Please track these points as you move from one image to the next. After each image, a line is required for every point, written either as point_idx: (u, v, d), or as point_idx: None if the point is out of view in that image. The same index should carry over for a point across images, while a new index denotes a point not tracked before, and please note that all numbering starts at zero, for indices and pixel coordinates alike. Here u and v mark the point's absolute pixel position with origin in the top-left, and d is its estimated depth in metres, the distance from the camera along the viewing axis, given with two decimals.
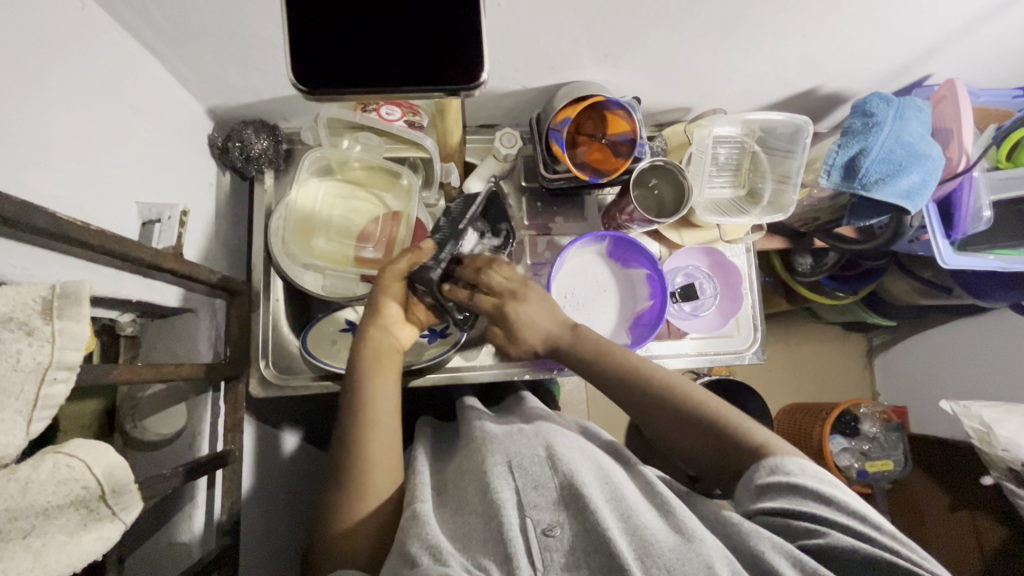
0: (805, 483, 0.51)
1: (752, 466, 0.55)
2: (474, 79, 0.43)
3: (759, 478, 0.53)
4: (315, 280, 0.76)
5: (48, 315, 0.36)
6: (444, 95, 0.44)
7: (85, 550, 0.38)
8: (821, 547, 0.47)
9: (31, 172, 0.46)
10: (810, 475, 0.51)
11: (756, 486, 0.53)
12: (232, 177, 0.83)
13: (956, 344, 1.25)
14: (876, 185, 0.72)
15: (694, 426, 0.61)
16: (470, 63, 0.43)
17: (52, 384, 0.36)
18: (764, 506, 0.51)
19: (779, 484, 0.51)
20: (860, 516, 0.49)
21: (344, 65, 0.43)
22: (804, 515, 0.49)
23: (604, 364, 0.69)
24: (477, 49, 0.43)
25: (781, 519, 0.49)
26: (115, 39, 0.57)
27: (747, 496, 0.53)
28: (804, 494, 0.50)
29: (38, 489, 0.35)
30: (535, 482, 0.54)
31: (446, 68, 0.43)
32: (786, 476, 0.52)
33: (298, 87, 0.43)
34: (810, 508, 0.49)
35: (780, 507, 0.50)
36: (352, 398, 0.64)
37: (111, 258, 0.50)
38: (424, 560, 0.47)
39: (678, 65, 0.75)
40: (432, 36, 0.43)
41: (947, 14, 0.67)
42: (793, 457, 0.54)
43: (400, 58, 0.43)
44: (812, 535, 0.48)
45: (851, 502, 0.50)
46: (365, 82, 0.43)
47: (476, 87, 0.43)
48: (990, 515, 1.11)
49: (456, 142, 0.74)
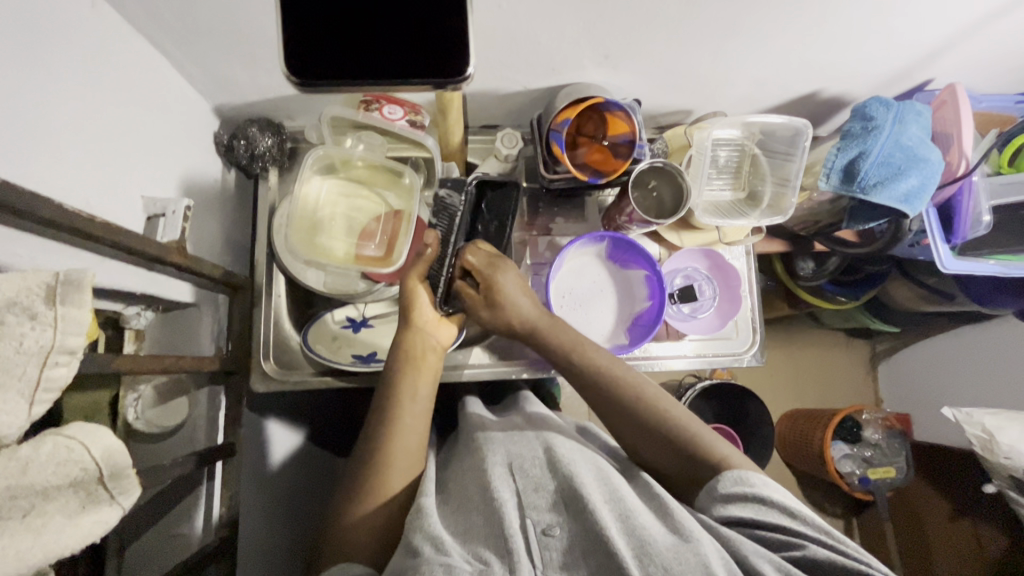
0: (771, 495, 0.53)
1: (715, 477, 0.56)
2: (461, 74, 0.44)
3: (724, 488, 0.54)
4: (317, 276, 0.78)
5: (52, 301, 0.37)
6: (433, 88, 0.45)
7: (83, 531, 0.39)
8: (797, 558, 0.49)
9: (39, 166, 0.47)
10: (773, 489, 0.54)
11: (722, 495, 0.54)
12: (236, 175, 0.84)
13: (960, 350, 1.25)
14: (874, 188, 0.72)
15: (666, 439, 0.61)
16: (458, 55, 0.44)
17: (54, 367, 0.37)
18: (732, 515, 0.52)
19: (746, 496, 0.53)
20: (827, 529, 0.51)
21: (339, 57, 0.44)
22: (776, 527, 0.51)
23: (583, 373, 0.67)
24: (465, 41, 0.43)
25: (753, 530, 0.51)
26: (124, 37, 0.59)
27: (710, 505, 0.55)
28: (771, 506, 0.52)
29: (38, 469, 0.36)
30: (534, 483, 0.55)
31: (436, 62, 0.44)
32: (752, 489, 0.53)
33: (289, 78, 0.44)
34: (779, 519, 0.51)
35: (750, 517, 0.52)
36: (382, 400, 0.65)
37: (116, 249, 0.51)
38: (426, 551, 0.48)
39: (679, 67, 0.75)
40: (422, 34, 0.44)
41: (949, 17, 0.67)
42: (753, 470, 0.56)
43: (393, 51, 0.44)
44: (790, 547, 0.49)
45: (812, 517, 0.52)
46: (357, 74, 0.44)
47: (464, 80, 0.44)
48: (992, 523, 1.10)
49: (457, 141, 0.76)
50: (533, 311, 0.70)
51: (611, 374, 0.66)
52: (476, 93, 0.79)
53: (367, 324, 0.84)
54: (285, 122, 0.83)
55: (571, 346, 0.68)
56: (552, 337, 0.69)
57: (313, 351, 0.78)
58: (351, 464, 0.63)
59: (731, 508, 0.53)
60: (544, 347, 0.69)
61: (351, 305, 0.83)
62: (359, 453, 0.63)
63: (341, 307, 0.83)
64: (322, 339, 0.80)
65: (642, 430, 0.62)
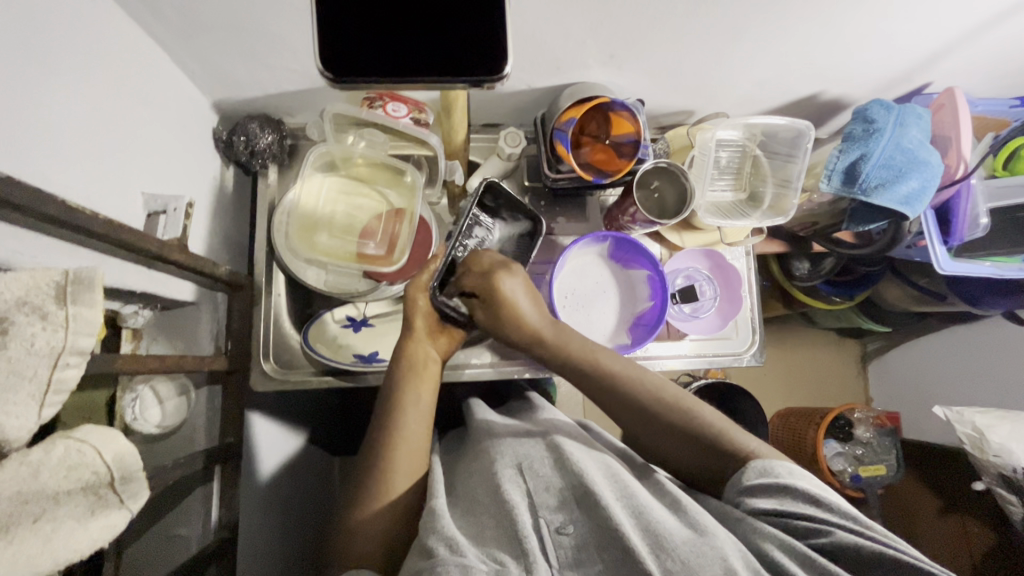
0: (797, 485, 0.52)
1: (740, 469, 0.55)
2: (497, 72, 0.43)
3: (749, 479, 0.53)
4: (318, 275, 0.77)
5: (62, 300, 0.36)
6: (467, 86, 0.44)
7: (92, 536, 0.38)
8: (825, 545, 0.47)
9: (39, 163, 0.46)
10: (799, 478, 0.53)
11: (745, 486, 0.53)
12: (234, 172, 0.83)
13: (951, 350, 1.27)
14: (876, 190, 0.73)
15: (675, 432, 0.61)
16: (493, 54, 0.43)
17: (65, 368, 0.36)
18: (758, 504, 0.51)
19: (771, 486, 0.52)
20: (856, 517, 0.50)
21: (373, 56, 0.43)
22: (802, 515, 0.49)
23: (594, 380, 0.66)
24: (498, 41, 0.43)
25: (783, 518, 0.50)
26: (126, 30, 0.58)
27: (737, 496, 0.54)
28: (797, 496, 0.51)
29: (49, 473, 0.36)
30: (546, 483, 0.54)
31: (471, 61, 0.44)
32: (777, 479, 0.52)
33: (325, 75, 0.43)
34: (805, 509, 0.50)
35: (776, 506, 0.50)
36: (384, 408, 0.65)
37: (120, 248, 0.50)
38: (441, 551, 0.47)
39: (683, 68, 0.75)
40: (458, 30, 0.43)
41: (951, 23, 0.67)
42: (779, 460, 0.55)
43: (424, 50, 0.43)
44: (816, 534, 0.48)
45: (843, 506, 0.51)
46: (387, 72, 0.43)
47: (498, 79, 0.44)
48: (981, 519, 1.12)
49: (460, 141, 0.74)
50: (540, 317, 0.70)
51: (625, 369, 0.66)
52: (480, 93, 0.79)
53: (368, 323, 0.83)
54: (285, 118, 0.81)
55: (583, 354, 0.68)
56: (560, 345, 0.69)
57: (313, 350, 0.77)
58: (362, 464, 0.63)
59: (757, 498, 0.52)
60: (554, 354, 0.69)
61: (350, 304, 0.82)
62: (364, 455, 0.63)
63: (341, 306, 0.82)
64: (323, 338, 0.79)
65: (688, 443, 0.60)
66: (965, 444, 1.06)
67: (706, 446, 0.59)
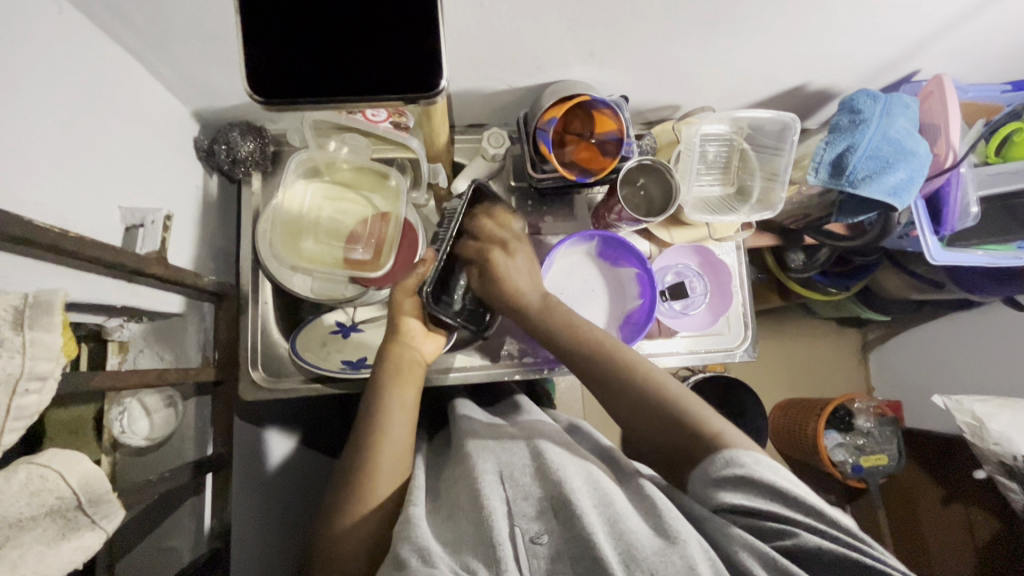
0: (764, 479, 0.50)
1: (707, 458, 0.54)
2: (433, 87, 0.44)
3: (717, 471, 0.52)
4: (304, 282, 0.76)
5: (19, 325, 0.37)
6: (404, 103, 0.45)
7: (63, 556, 0.40)
8: (788, 547, 0.47)
9: (14, 183, 0.46)
10: (766, 469, 0.51)
11: (713, 480, 0.52)
12: (219, 180, 0.82)
13: (950, 338, 1.26)
14: (863, 181, 0.72)
15: (654, 421, 0.60)
16: (432, 69, 0.44)
17: (25, 395, 0.37)
18: (725, 501, 0.51)
19: (738, 480, 0.51)
20: (821, 513, 0.49)
21: (330, 76, 0.44)
22: (770, 515, 0.49)
23: (576, 356, 0.67)
24: (438, 57, 0.44)
25: (749, 519, 0.49)
26: (98, 46, 0.57)
27: (706, 491, 0.53)
28: (764, 493, 0.50)
29: (10, 500, 0.36)
30: (525, 492, 0.54)
31: (413, 77, 0.44)
32: (744, 471, 0.51)
33: (255, 98, 0.44)
34: (772, 508, 0.49)
35: (744, 505, 0.50)
36: (367, 412, 0.64)
37: (94, 265, 0.50)
38: (413, 563, 0.47)
39: (666, 64, 0.74)
40: (400, 46, 0.44)
41: (935, 10, 0.66)
42: (745, 447, 0.54)
43: (362, 70, 0.44)
44: (779, 536, 0.48)
45: (807, 499, 0.50)
46: (329, 91, 0.44)
47: (437, 94, 0.44)
48: (983, 508, 1.11)
49: (443, 142, 0.75)
50: (532, 291, 0.74)
51: (599, 347, 0.66)
52: (462, 94, 0.78)
53: (357, 328, 0.84)
54: (268, 124, 0.81)
55: (564, 325, 0.69)
56: (542, 319, 0.71)
57: (300, 358, 0.76)
58: (343, 471, 0.63)
59: (723, 492, 0.51)
60: (536, 327, 0.71)
61: (340, 309, 0.82)
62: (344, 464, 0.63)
63: (329, 313, 0.82)
64: (310, 346, 0.79)
65: (684, 443, 0.57)
66: (964, 433, 1.05)
67: (699, 441, 0.56)
